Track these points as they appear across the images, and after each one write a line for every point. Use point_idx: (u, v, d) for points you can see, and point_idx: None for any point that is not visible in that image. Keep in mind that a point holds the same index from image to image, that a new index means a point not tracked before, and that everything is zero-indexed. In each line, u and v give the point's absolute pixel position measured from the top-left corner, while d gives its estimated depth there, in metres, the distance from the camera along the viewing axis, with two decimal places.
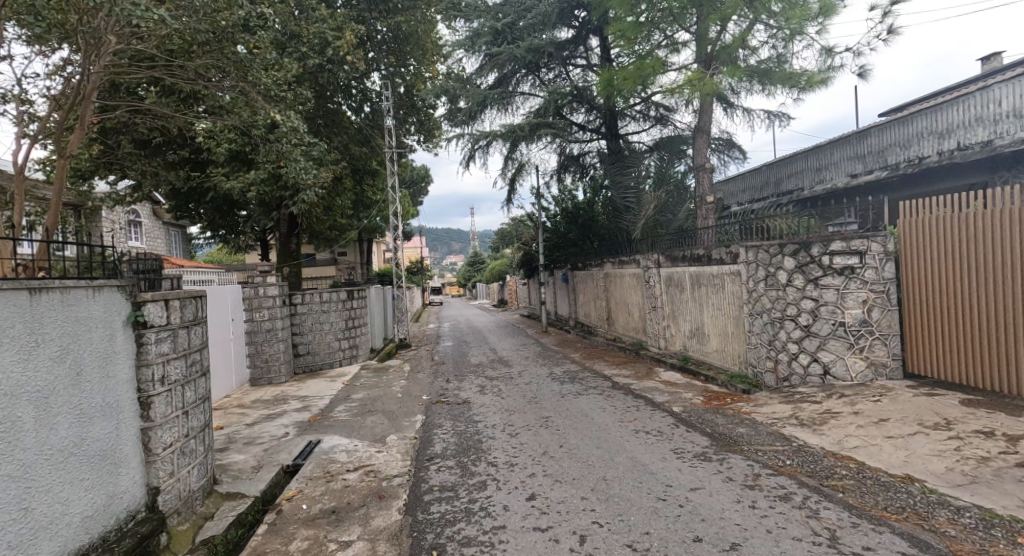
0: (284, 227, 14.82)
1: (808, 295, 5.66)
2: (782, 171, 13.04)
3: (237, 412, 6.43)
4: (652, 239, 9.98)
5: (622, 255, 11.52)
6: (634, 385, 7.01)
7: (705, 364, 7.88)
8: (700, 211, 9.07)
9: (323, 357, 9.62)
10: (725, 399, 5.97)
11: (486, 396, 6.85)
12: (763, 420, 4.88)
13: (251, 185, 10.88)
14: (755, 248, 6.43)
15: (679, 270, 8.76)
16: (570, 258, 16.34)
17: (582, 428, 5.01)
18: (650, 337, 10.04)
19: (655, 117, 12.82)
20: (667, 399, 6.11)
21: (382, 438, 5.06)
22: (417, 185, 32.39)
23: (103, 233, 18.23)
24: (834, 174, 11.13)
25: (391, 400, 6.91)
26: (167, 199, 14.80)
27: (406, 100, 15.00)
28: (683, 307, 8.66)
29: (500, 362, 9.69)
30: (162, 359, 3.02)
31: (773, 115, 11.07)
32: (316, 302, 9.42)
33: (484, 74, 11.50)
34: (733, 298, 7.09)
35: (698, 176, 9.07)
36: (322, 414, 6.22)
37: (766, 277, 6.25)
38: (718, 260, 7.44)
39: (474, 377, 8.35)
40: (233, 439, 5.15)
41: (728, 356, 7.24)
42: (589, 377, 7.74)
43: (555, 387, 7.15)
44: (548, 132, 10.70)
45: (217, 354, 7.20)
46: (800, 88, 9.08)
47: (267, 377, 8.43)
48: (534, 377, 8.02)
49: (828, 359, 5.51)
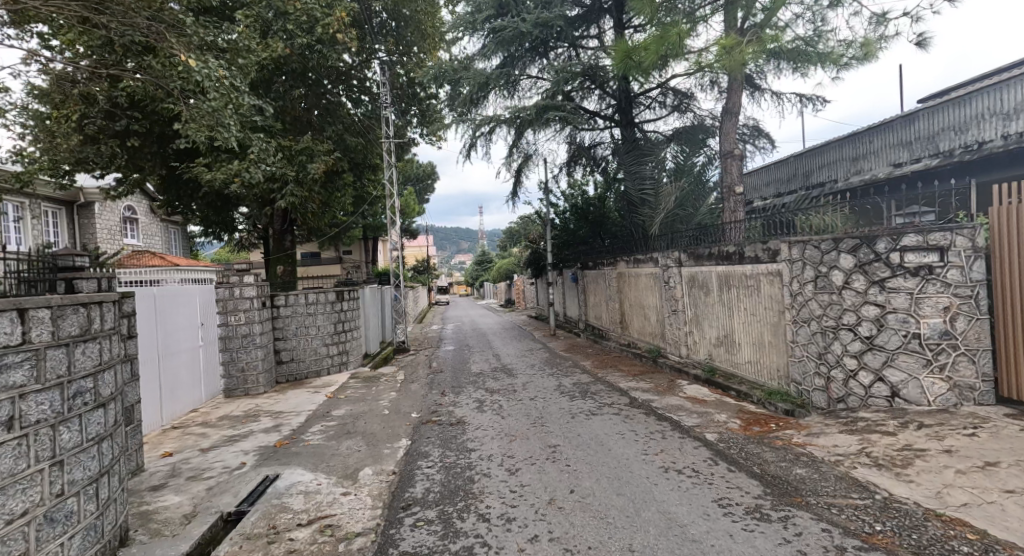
0: (277, 223, 14.15)
1: (871, 301, 4.66)
2: (811, 161, 11.98)
3: (196, 433, 5.58)
4: (671, 235, 9.02)
5: (637, 252, 10.56)
6: (656, 403, 6.05)
7: (735, 378, 6.90)
8: (728, 204, 8.07)
9: (309, 364, 8.79)
10: (767, 423, 5.00)
11: (485, 414, 5.96)
12: (823, 456, 3.92)
13: (236, 176, 10.02)
14: (800, 244, 5.44)
15: (704, 270, 7.79)
16: (580, 257, 15.37)
17: (598, 464, 4.08)
18: (669, 344, 9.08)
19: (673, 104, 11.97)
20: (698, 422, 5.15)
21: (354, 474, 4.16)
22: (422, 182, 31.54)
23: (96, 230, 17.67)
24: (873, 164, 10.07)
25: (375, 418, 6.05)
26: (159, 192, 14.17)
27: (406, 91, 14.18)
28: (709, 313, 7.70)
29: (503, 371, 8.78)
30: (9, 394, 2.13)
31: (805, 98, 10.07)
32: (300, 304, 8.62)
33: (488, 55, 10.63)
34: (771, 302, 6.10)
35: (724, 164, 8.07)
36: (292, 436, 5.35)
37: (815, 279, 5.21)
38: (752, 257, 6.46)
39: (473, 389, 7.47)
40: (177, 473, 4.27)
41: (765, 369, 6.26)
42: (603, 392, 6.80)
43: (564, 403, 6.23)
44: (557, 115, 9.68)
45: (180, 364, 6.35)
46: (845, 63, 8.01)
47: (242, 388, 7.57)
48: (540, 390, 7.10)
49: (897, 378, 4.52)
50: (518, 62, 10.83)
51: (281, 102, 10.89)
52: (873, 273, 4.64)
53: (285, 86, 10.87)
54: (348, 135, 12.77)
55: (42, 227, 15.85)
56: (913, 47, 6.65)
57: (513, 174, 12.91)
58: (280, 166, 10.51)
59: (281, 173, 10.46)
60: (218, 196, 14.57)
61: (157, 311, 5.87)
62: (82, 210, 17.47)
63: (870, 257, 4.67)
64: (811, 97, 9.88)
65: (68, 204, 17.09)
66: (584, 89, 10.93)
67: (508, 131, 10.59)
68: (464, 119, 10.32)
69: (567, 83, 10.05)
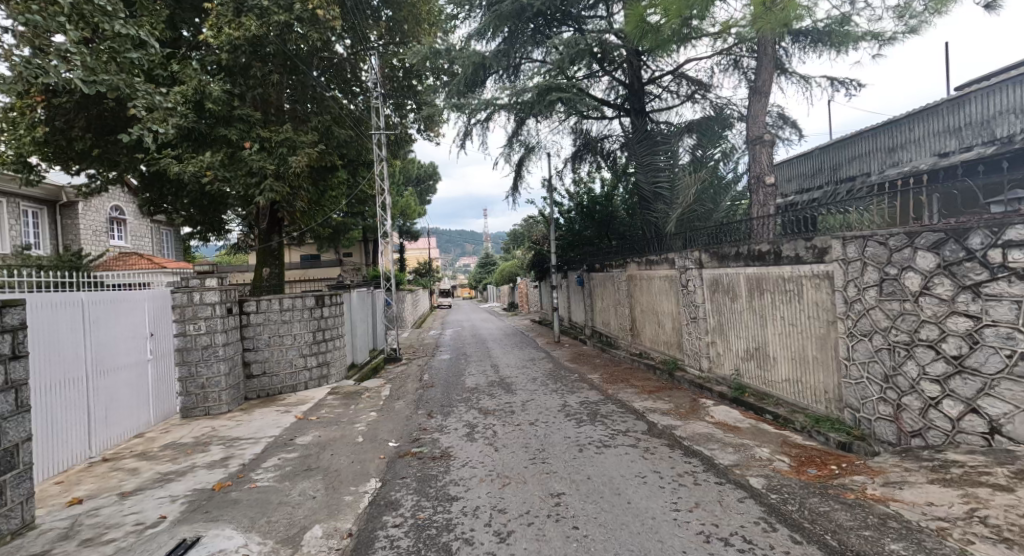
0: (265, 224, 13.35)
1: (961, 311, 3.64)
2: (841, 154, 10.93)
3: (126, 467, 4.63)
4: (689, 233, 8.07)
5: (650, 253, 9.58)
6: (680, 432, 5.06)
7: (770, 398, 5.90)
8: (756, 196, 7.09)
9: (283, 378, 7.87)
10: (825, 463, 3.98)
11: (476, 444, 4.99)
12: (918, 523, 2.92)
13: (207, 168, 9.13)
14: (860, 240, 4.45)
15: (729, 272, 6.81)
16: (585, 258, 14.42)
17: (614, 528, 3.09)
18: (687, 356, 8.10)
19: (687, 92, 11.04)
20: (736, 461, 4.15)
21: (297, 538, 3.19)
22: (423, 182, 30.50)
23: (80, 231, 16.90)
24: (914, 155, 9.04)
25: (344, 448, 5.10)
26: (143, 188, 13.49)
27: (395, 82, 13.26)
28: (737, 322, 6.72)
29: (501, 386, 7.81)
30: None
31: (836, 81, 9.08)
32: (274, 311, 7.74)
33: (484, 35, 9.71)
34: (817, 311, 5.11)
35: (752, 150, 7.06)
36: (243, 474, 4.41)
37: (880, 283, 4.23)
38: (793, 256, 5.47)
39: (465, 409, 6.52)
40: (72, 533, 3.32)
41: (809, 391, 5.28)
42: (615, 415, 5.83)
43: (569, 431, 5.26)
44: (561, 96, 8.67)
45: (119, 381, 5.44)
46: (909, 26, 6.71)
47: (202, 407, 6.63)
48: (542, 411, 6.15)
49: (1000, 412, 3.42)
50: (519, 43, 9.83)
51: (256, 87, 9.92)
52: (963, 276, 3.61)
53: (264, 70, 9.89)
54: (337, 128, 11.88)
55: (21, 227, 15.04)
56: (982, 9, 5.64)
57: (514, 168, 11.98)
58: (257, 159, 9.56)
59: (258, 166, 9.50)
60: (202, 195, 13.73)
61: (86, 322, 4.99)
62: (65, 210, 16.72)
63: (959, 255, 3.63)
64: (844, 79, 8.90)
65: (51, 203, 16.33)
66: (591, 73, 10.02)
67: (508, 117, 9.59)
68: (454, 103, 9.35)
69: (575, 62, 9.03)
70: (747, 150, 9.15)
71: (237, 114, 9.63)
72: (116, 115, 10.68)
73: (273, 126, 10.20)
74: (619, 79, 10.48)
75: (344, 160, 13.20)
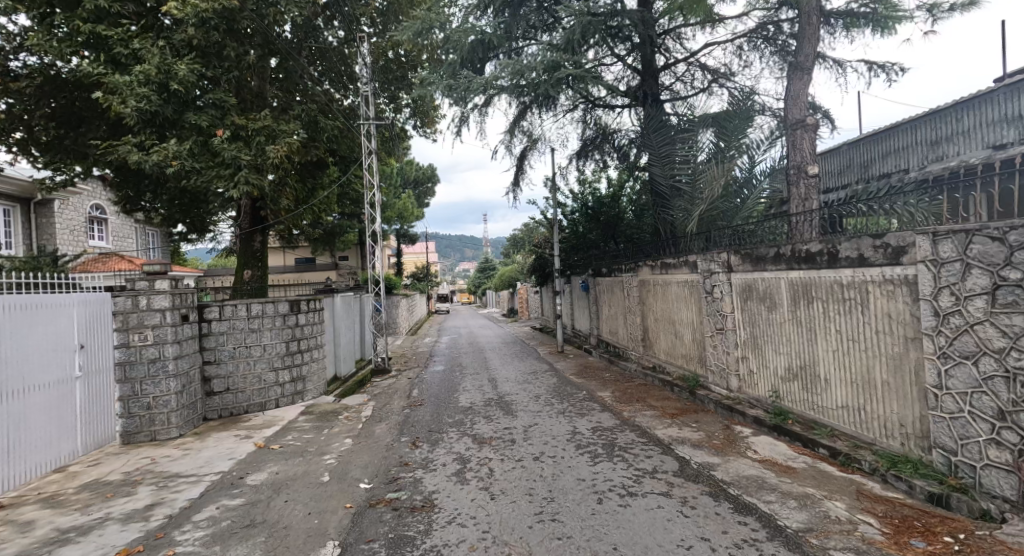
0: (246, 219, 12.40)
1: None
2: (872, 149, 10.01)
3: (18, 520, 3.61)
4: (714, 233, 7.12)
5: (666, 256, 8.62)
6: (721, 474, 4.07)
7: (822, 428, 4.92)
8: (796, 189, 6.13)
9: (250, 395, 6.87)
10: (932, 530, 2.99)
11: (468, 489, 4.00)
12: None
13: (173, 157, 8.16)
14: (959, 235, 3.48)
15: (766, 277, 5.87)
16: (591, 262, 13.39)
17: None
18: (711, 372, 7.15)
19: (705, 81, 10.13)
20: (808, 524, 3.16)
21: None
22: (422, 185, 29.62)
23: (55, 230, 15.94)
24: (962, 148, 8.12)
25: (304, 492, 4.09)
26: (117, 184, 12.55)
27: (390, 72, 12.46)
28: (775, 335, 5.75)
29: (499, 406, 6.83)
30: None
31: (876, 66, 8.17)
32: (240, 318, 6.80)
33: (482, 11, 8.76)
34: (890, 326, 4.14)
35: (791, 136, 6.11)
36: (164, 532, 3.41)
37: (995, 290, 3.26)
38: (855, 257, 4.50)
39: (456, 437, 5.51)
40: None
41: (876, 423, 4.30)
42: (637, 448, 4.83)
43: (584, 470, 4.27)
44: (569, 73, 7.64)
45: (30, 407, 4.44)
46: None
47: (147, 432, 5.62)
48: (547, 441, 5.16)
49: None
50: (522, 20, 8.88)
51: (231, 70, 9.10)
52: None
53: (238, 50, 9.02)
54: (323, 119, 10.96)
55: None
56: None
57: (515, 163, 11.05)
58: (230, 148, 8.63)
59: (231, 155, 8.57)
60: (181, 192, 12.79)
61: None
62: (39, 208, 15.74)
63: None
64: (883, 64, 8.02)
65: (25, 200, 15.30)
66: (601, 53, 9.06)
67: (510, 100, 8.67)
68: (449, 86, 8.38)
69: (587, 39, 8.05)
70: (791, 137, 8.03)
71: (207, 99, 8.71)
72: (87, 104, 9.84)
73: (250, 113, 9.30)
74: (632, 64, 9.56)
75: (332, 154, 12.27)
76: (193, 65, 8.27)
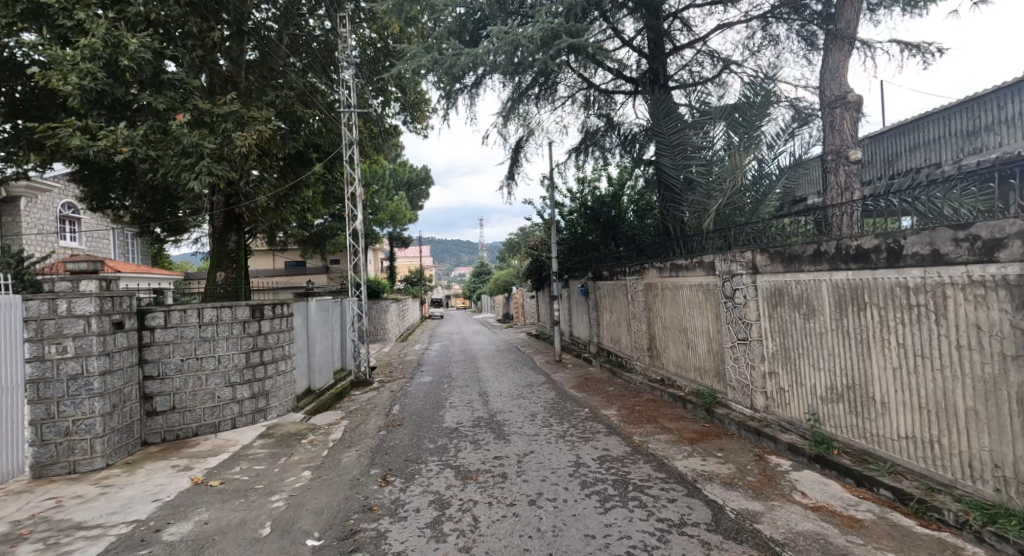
0: (220, 220, 11.51)
1: None
2: (899, 143, 9.21)
3: None
4: (736, 230, 6.27)
5: (678, 256, 7.75)
6: (771, 530, 3.18)
7: (879, 463, 4.05)
8: (834, 178, 5.28)
9: (201, 414, 5.94)
10: None
11: (443, 550, 3.07)
12: None
13: (124, 143, 7.23)
14: None
15: (802, 280, 5.02)
16: (591, 265, 12.51)
17: None
18: (731, 389, 6.27)
19: (717, 68, 9.31)
20: None
21: None
22: (417, 187, 28.81)
23: (22, 229, 14.98)
24: (1005, 138, 7.32)
25: (232, 552, 3.16)
26: (81, 180, 11.56)
27: (377, 62, 11.65)
28: (814, 348, 4.87)
29: (490, 428, 5.91)
30: None
31: (911, 48, 7.37)
32: (191, 325, 5.88)
33: None
34: (981, 340, 3.28)
35: (830, 116, 5.28)
36: None
37: None
38: (926, 254, 3.64)
39: (436, 469, 4.59)
40: None
41: (958, 461, 3.43)
42: (655, 488, 3.94)
43: (594, 521, 3.37)
44: (569, 43, 6.75)
45: None
46: None
47: (65, 462, 4.69)
48: (546, 477, 4.25)
49: None
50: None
51: (195, 48, 8.40)
52: None
53: (203, 25, 8.31)
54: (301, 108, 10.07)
55: None
56: None
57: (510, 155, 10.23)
58: (191, 134, 7.68)
59: (192, 142, 7.63)
60: (151, 188, 11.87)
61: None
62: (5, 206, 14.77)
63: None
64: (919, 44, 7.21)
65: None
66: (604, 28, 8.21)
67: (503, 80, 7.83)
68: (435, 63, 7.48)
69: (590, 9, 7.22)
70: (816, 124, 7.14)
71: (167, 80, 7.86)
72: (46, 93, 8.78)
73: (217, 98, 8.46)
74: (638, 46, 8.76)
75: (314, 147, 11.35)
76: (148, 40, 7.38)
